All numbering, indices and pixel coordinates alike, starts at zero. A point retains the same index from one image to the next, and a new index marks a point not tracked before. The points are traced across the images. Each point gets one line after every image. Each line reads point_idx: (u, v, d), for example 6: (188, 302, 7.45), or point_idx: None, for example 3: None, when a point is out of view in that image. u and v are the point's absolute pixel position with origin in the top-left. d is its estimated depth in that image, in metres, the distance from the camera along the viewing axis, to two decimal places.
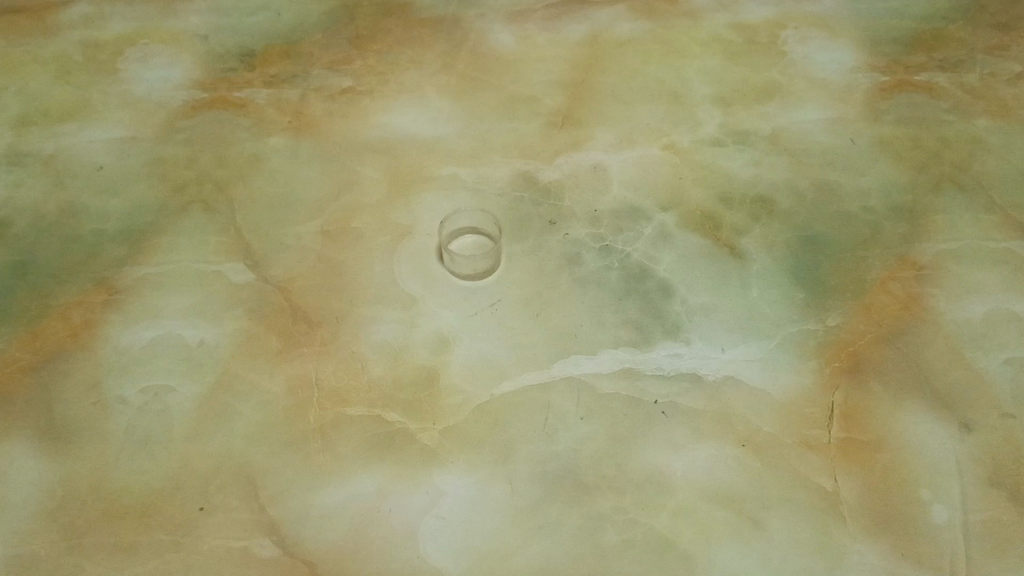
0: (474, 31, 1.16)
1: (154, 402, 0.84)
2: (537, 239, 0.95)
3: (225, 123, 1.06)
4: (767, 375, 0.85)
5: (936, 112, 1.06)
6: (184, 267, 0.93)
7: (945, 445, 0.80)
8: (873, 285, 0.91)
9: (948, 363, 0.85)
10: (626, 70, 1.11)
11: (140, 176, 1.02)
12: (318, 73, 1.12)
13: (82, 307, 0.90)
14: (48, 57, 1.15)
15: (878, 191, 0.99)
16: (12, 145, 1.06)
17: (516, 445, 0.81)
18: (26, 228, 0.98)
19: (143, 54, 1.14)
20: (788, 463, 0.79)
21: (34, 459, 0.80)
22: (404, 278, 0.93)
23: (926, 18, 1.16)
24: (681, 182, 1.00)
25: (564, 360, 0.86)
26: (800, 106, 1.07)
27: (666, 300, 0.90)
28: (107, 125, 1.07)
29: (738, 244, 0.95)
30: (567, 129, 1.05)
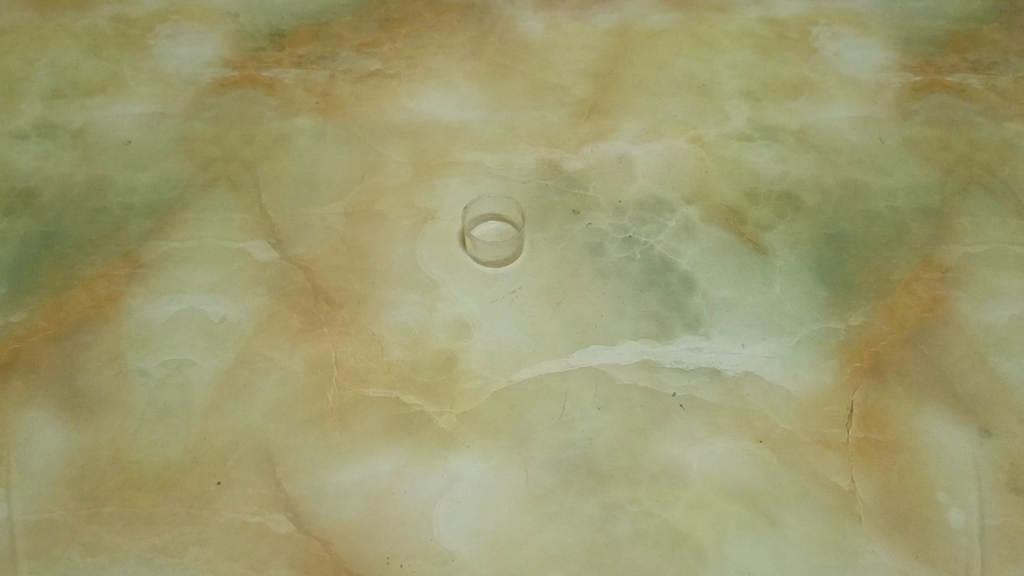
0: (503, 17, 1.16)
1: (174, 375, 0.84)
2: (560, 228, 0.95)
3: (253, 102, 1.07)
4: (787, 372, 0.84)
5: (966, 114, 1.05)
6: (208, 243, 0.94)
7: (963, 449, 0.80)
8: (897, 286, 0.90)
9: (969, 366, 0.85)
10: (655, 62, 1.11)
11: (168, 151, 1.02)
12: (347, 55, 1.12)
13: (107, 279, 0.91)
14: (80, 30, 1.15)
15: (905, 192, 0.98)
16: (42, 117, 1.06)
17: (533, 431, 0.81)
18: (53, 199, 0.98)
19: (174, 30, 1.15)
20: (804, 461, 0.79)
21: (55, 427, 0.81)
22: (424, 261, 0.93)
23: (959, 19, 1.14)
24: (706, 176, 1.00)
25: (583, 349, 0.86)
26: (830, 104, 1.06)
27: (687, 294, 0.90)
28: (136, 100, 1.08)
29: (762, 241, 0.94)
30: (593, 119, 1.05)
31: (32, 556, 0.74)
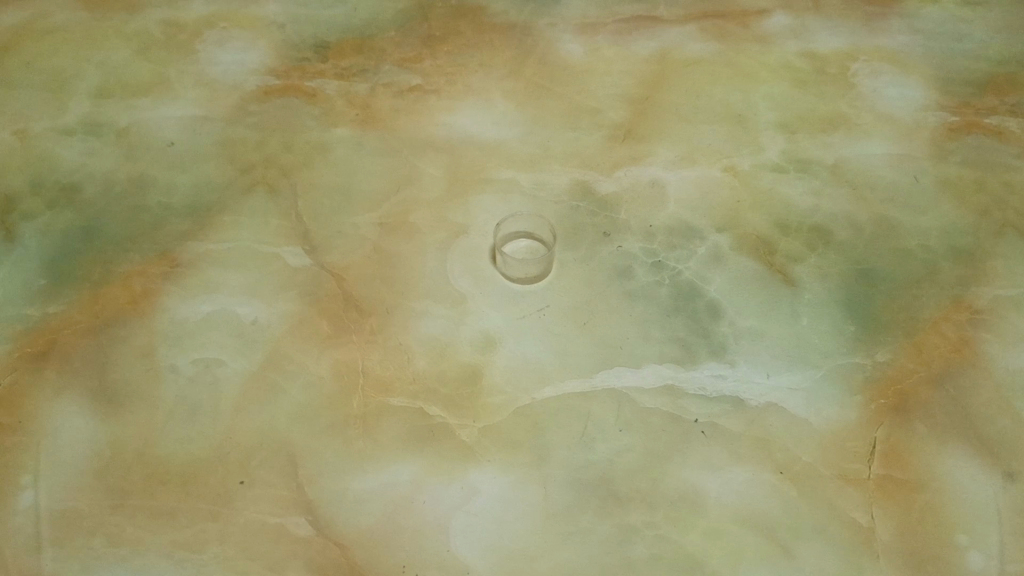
0: (544, 39, 1.18)
1: (203, 373, 0.86)
2: (590, 248, 0.96)
3: (295, 110, 1.09)
4: (810, 405, 0.84)
5: (1003, 156, 1.05)
6: (243, 246, 0.95)
7: (985, 492, 0.79)
8: (925, 325, 0.90)
9: (995, 409, 0.84)
10: (691, 90, 1.12)
11: (209, 154, 1.04)
12: (388, 69, 1.14)
13: (144, 276, 0.93)
14: (130, 33, 1.19)
15: (937, 231, 0.98)
16: (89, 115, 1.09)
17: (554, 449, 0.81)
18: (95, 195, 1.01)
19: (222, 37, 1.18)
20: (824, 495, 0.79)
21: (85, 418, 0.83)
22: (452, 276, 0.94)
23: (1000, 62, 1.14)
24: (738, 206, 1.00)
25: (607, 371, 0.87)
26: (865, 140, 1.06)
27: (714, 321, 0.90)
28: (181, 103, 1.10)
29: (792, 272, 0.94)
30: (628, 143, 1.06)
31: (55, 544, 0.75)
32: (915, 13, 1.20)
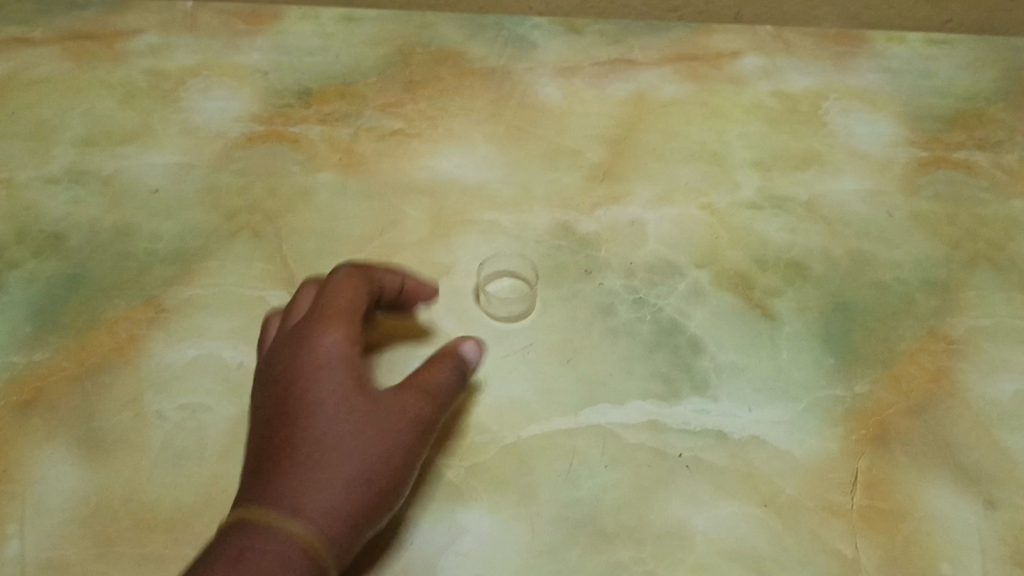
0: (523, 83, 1.20)
1: (189, 419, 0.86)
2: (572, 287, 0.98)
3: (278, 156, 1.10)
4: (793, 438, 0.85)
5: (973, 190, 1.07)
6: (229, 291, 0.96)
7: (967, 520, 0.80)
8: (903, 356, 0.91)
9: (973, 438, 0.86)
10: (668, 130, 1.14)
11: (194, 201, 1.06)
12: (371, 114, 1.16)
13: (130, 322, 0.93)
14: (115, 83, 1.20)
15: (912, 264, 1.00)
16: (74, 164, 1.10)
17: (540, 487, 0.82)
18: (80, 243, 1.01)
19: (206, 85, 1.19)
20: (809, 527, 0.79)
21: (71, 465, 0.83)
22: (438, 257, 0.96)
23: (966, 98, 1.18)
24: (716, 242, 1.02)
25: (591, 408, 0.87)
26: (838, 176, 1.09)
27: (696, 356, 0.92)
28: (166, 150, 1.12)
29: (771, 306, 0.96)
30: (607, 183, 1.08)
31: None
32: (883, 53, 1.24)
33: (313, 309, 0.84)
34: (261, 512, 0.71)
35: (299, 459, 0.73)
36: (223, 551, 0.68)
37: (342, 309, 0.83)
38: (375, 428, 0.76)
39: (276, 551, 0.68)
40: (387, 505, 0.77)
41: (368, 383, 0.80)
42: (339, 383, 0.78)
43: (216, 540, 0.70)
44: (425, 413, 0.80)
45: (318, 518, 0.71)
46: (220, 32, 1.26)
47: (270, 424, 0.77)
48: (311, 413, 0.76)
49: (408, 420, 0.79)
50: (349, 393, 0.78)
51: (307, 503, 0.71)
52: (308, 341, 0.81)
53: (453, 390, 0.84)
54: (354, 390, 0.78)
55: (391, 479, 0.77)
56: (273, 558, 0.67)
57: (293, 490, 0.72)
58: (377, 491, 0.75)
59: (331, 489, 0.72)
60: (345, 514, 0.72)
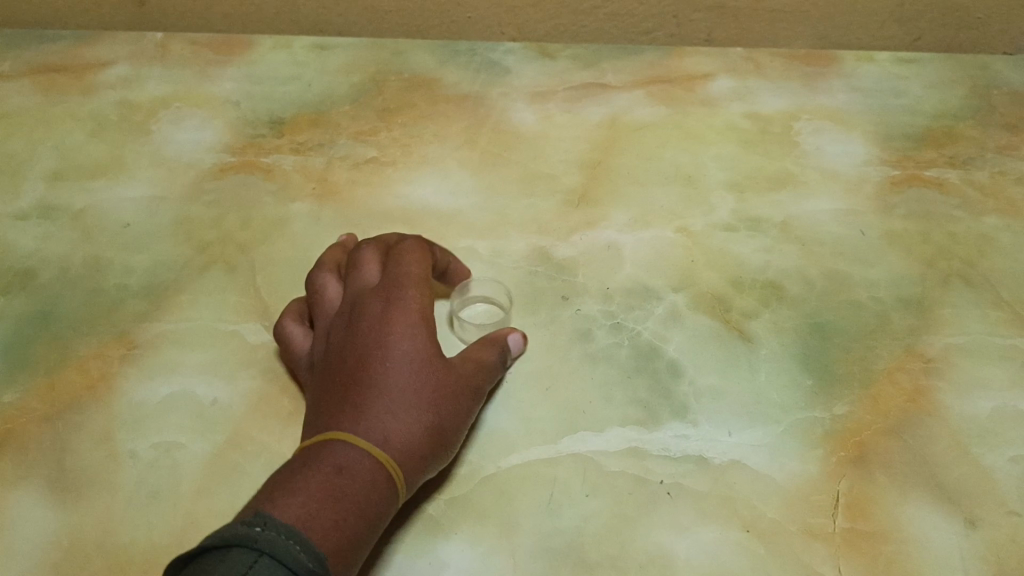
0: (497, 108, 1.20)
1: (163, 457, 0.84)
2: (549, 313, 0.97)
3: (251, 187, 1.10)
4: (774, 461, 0.85)
5: (945, 208, 1.08)
6: (202, 325, 0.95)
7: (949, 540, 0.80)
8: (880, 375, 0.92)
9: (953, 457, 0.86)
10: (642, 152, 1.15)
11: (166, 234, 1.04)
12: (344, 143, 1.15)
13: (101, 359, 0.92)
14: (85, 115, 1.19)
15: (887, 283, 1.00)
16: (44, 198, 1.09)
17: (521, 518, 0.81)
18: (50, 279, 1.00)
19: (177, 117, 1.19)
20: (792, 551, 0.79)
21: (42, 508, 0.81)
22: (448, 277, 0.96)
23: (936, 116, 1.19)
24: (692, 265, 1.02)
25: (571, 436, 0.87)
26: (812, 196, 1.10)
27: (674, 380, 0.91)
28: (137, 183, 1.11)
29: (748, 328, 0.96)
30: (583, 208, 1.08)
31: None
32: (853, 72, 1.25)
33: (386, 267, 0.83)
34: (348, 428, 0.69)
35: (386, 382, 0.72)
36: (309, 458, 0.66)
37: (420, 263, 0.84)
38: (451, 378, 0.76)
39: (361, 468, 0.66)
40: (439, 463, 0.76)
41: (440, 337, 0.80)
42: (427, 317, 0.78)
43: (297, 452, 0.67)
44: (483, 384, 0.81)
45: (397, 449, 0.69)
46: (191, 62, 1.26)
47: (349, 342, 0.76)
48: (399, 341, 0.75)
49: (471, 385, 0.79)
50: (433, 334, 0.77)
51: (392, 430, 0.69)
52: (394, 278, 0.81)
53: (495, 374, 0.85)
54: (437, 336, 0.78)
55: (453, 435, 0.76)
56: (357, 470, 0.66)
57: (374, 414, 0.70)
58: (442, 442, 0.74)
59: (412, 424, 0.71)
60: (420, 452, 0.71)
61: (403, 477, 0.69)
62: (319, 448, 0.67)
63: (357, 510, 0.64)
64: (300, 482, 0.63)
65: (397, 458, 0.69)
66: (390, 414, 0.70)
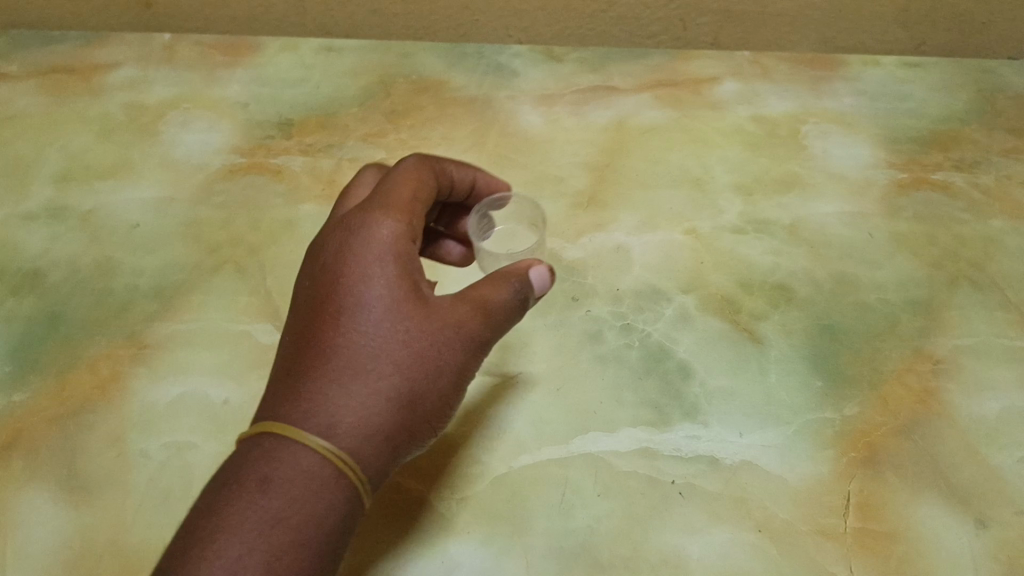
0: (504, 111, 1.21)
1: (174, 457, 0.84)
2: (559, 315, 0.98)
3: (260, 188, 1.10)
4: (785, 462, 0.85)
5: (951, 210, 1.08)
6: (213, 326, 0.95)
7: (959, 540, 0.80)
8: (889, 376, 0.92)
9: (962, 457, 0.86)
10: (650, 155, 1.15)
11: (176, 235, 1.05)
12: (353, 145, 1.15)
13: (112, 360, 0.92)
14: (93, 117, 1.20)
15: (895, 285, 1.01)
16: (53, 200, 1.09)
17: (533, 519, 0.81)
18: (60, 280, 1.00)
19: (185, 118, 1.19)
20: (803, 551, 0.79)
21: (54, 509, 0.81)
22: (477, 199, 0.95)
23: (941, 119, 1.19)
24: (701, 267, 1.02)
25: (582, 436, 0.87)
26: (819, 198, 1.10)
27: (685, 382, 0.92)
28: (146, 185, 1.11)
29: (758, 330, 0.96)
30: (591, 211, 1.09)
31: None
32: (859, 76, 1.25)
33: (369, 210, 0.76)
34: (290, 423, 0.65)
35: (337, 361, 0.67)
36: (245, 465, 0.64)
37: (401, 200, 0.77)
38: (428, 338, 0.69)
39: (297, 473, 0.63)
40: (428, 425, 0.71)
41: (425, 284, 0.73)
42: (394, 273, 0.71)
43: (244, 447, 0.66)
44: (484, 331, 0.73)
45: (346, 437, 0.65)
46: (199, 64, 1.26)
47: (312, 307, 0.72)
48: (354, 313, 0.69)
49: (463, 335, 0.71)
50: (400, 293, 0.70)
51: (337, 421, 0.65)
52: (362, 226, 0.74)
53: (507, 315, 0.75)
54: (411, 290, 0.71)
55: (436, 401, 0.70)
56: (294, 478, 0.63)
57: (320, 401, 0.66)
58: (419, 413, 0.69)
59: (364, 409, 0.66)
60: (378, 434, 0.67)
61: (359, 466, 0.65)
62: (259, 449, 0.65)
63: (293, 524, 0.62)
64: (229, 504, 0.62)
65: (345, 449, 0.65)
66: (337, 401, 0.66)
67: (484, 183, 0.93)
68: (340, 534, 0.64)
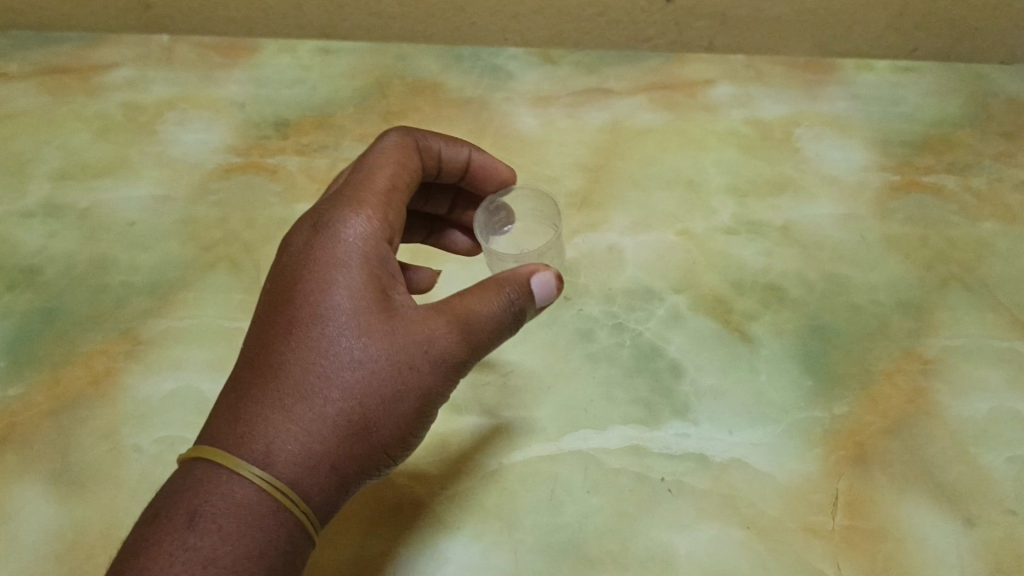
0: (500, 113, 1.21)
1: (167, 451, 0.85)
2: (552, 314, 0.98)
3: (256, 187, 1.10)
4: (774, 460, 0.85)
5: (943, 213, 1.09)
6: (207, 322, 0.96)
7: (947, 538, 0.80)
8: (880, 376, 0.92)
9: (951, 457, 0.86)
10: (644, 157, 1.16)
11: (172, 233, 1.05)
12: (348, 144, 1.16)
13: (106, 355, 0.93)
14: (91, 116, 1.20)
15: (886, 286, 1.01)
16: (50, 198, 1.10)
17: (522, 515, 0.82)
18: (56, 276, 1.01)
19: (182, 118, 1.20)
20: (791, 549, 0.79)
21: (47, 502, 0.82)
22: (473, 182, 0.93)
23: (935, 123, 1.20)
24: (693, 267, 1.03)
25: (572, 433, 0.88)
26: (812, 201, 1.11)
27: (675, 380, 0.92)
28: (143, 183, 1.12)
29: (749, 330, 0.97)
30: (585, 211, 1.09)
31: None
32: (853, 80, 1.26)
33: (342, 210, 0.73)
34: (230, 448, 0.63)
35: (285, 381, 0.65)
36: (182, 491, 0.62)
37: (375, 202, 0.74)
38: (386, 357, 0.66)
39: (230, 505, 0.61)
40: (390, 448, 0.67)
41: (391, 297, 0.69)
42: (354, 287, 0.68)
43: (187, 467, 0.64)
44: (455, 349, 0.68)
45: (284, 467, 0.62)
46: (197, 64, 1.27)
47: (269, 316, 0.69)
48: (308, 328, 0.66)
49: (429, 354, 0.67)
50: (360, 308, 0.67)
51: (277, 448, 0.62)
52: (328, 233, 0.71)
53: (488, 326, 0.70)
54: (373, 305, 0.68)
55: (395, 424, 0.67)
56: (228, 510, 0.60)
57: (261, 425, 0.63)
58: (374, 439, 0.66)
59: (310, 437, 0.63)
60: (324, 462, 0.63)
61: (301, 496, 0.62)
62: (198, 476, 0.62)
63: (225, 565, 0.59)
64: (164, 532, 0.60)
65: (285, 479, 0.62)
66: (280, 425, 0.63)
67: (478, 163, 0.91)
68: (280, 570, 0.61)
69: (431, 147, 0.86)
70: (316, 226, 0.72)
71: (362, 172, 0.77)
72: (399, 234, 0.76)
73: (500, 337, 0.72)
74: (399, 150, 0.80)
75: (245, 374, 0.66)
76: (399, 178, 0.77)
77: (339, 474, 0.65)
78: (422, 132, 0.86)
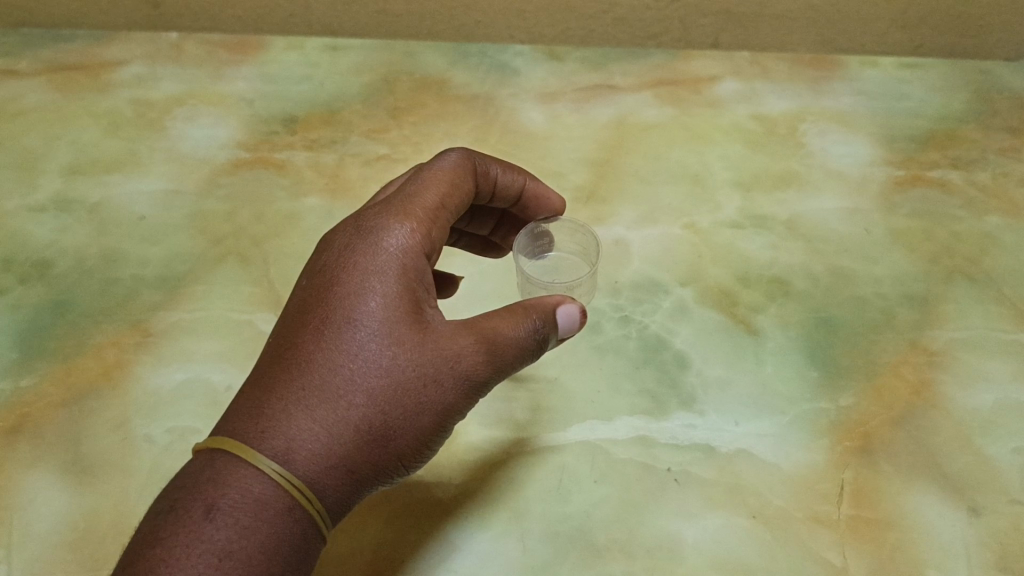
0: (506, 108, 1.22)
1: (178, 441, 0.86)
2: None
3: (264, 182, 1.11)
4: (780, 451, 0.86)
5: (948, 207, 1.10)
6: (217, 314, 0.96)
7: (953, 527, 0.81)
8: (885, 368, 0.93)
9: (957, 448, 0.87)
10: (649, 152, 1.16)
11: (181, 227, 1.06)
12: (356, 140, 1.17)
13: (117, 347, 0.93)
14: (100, 112, 1.21)
15: (891, 278, 1.02)
16: (61, 192, 1.11)
17: (530, 505, 0.82)
18: (68, 269, 1.02)
19: (191, 114, 1.21)
20: (797, 538, 0.80)
21: (59, 490, 0.82)
22: (524, 208, 0.92)
23: (940, 119, 1.21)
24: (699, 261, 1.03)
25: (580, 425, 0.88)
26: (818, 195, 1.11)
27: (682, 372, 0.93)
28: (152, 178, 1.13)
29: (754, 322, 0.97)
30: (590, 206, 1.10)
31: None
32: (858, 76, 1.27)
33: (388, 217, 0.72)
34: (249, 442, 0.61)
35: (314, 380, 0.63)
36: (196, 480, 0.60)
37: (421, 214, 0.73)
38: (415, 368, 0.65)
39: (247, 500, 0.59)
40: (403, 462, 0.67)
41: (424, 309, 0.69)
42: (390, 295, 0.67)
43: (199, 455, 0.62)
44: (481, 368, 0.69)
45: (303, 467, 0.61)
46: (206, 61, 1.28)
47: (301, 314, 0.68)
48: (343, 330, 0.66)
49: (457, 370, 0.67)
50: (394, 316, 0.66)
51: (298, 447, 0.61)
52: (370, 239, 0.70)
53: (513, 349, 0.71)
54: (407, 315, 0.67)
55: (414, 437, 0.66)
56: (245, 504, 0.59)
57: (286, 424, 0.62)
58: (392, 450, 0.65)
59: (333, 440, 0.62)
60: (342, 467, 0.62)
61: (315, 498, 0.61)
62: (214, 466, 0.61)
63: (236, 560, 0.57)
64: (175, 519, 0.58)
65: (302, 479, 0.61)
66: (305, 425, 0.62)
67: (531, 193, 0.90)
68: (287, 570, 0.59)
69: (490, 171, 0.85)
70: (358, 230, 0.72)
71: (415, 183, 0.76)
72: (437, 251, 0.75)
73: (523, 361, 0.73)
74: (456, 171, 0.80)
75: (273, 369, 0.65)
76: (450, 196, 0.77)
77: (353, 480, 0.64)
78: (483, 156, 0.84)
